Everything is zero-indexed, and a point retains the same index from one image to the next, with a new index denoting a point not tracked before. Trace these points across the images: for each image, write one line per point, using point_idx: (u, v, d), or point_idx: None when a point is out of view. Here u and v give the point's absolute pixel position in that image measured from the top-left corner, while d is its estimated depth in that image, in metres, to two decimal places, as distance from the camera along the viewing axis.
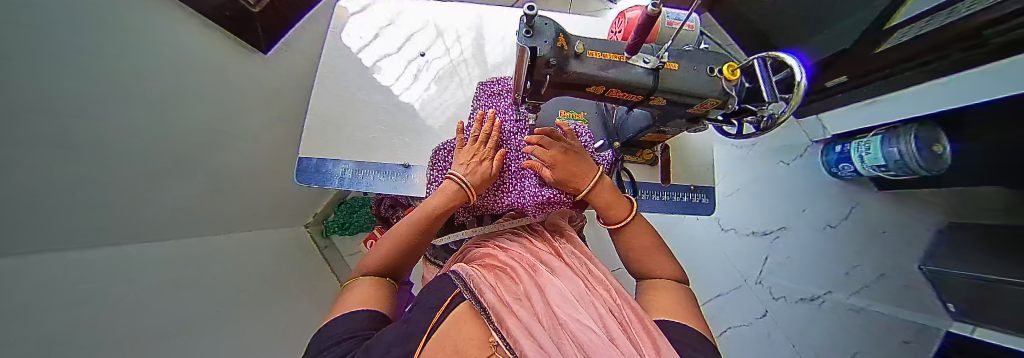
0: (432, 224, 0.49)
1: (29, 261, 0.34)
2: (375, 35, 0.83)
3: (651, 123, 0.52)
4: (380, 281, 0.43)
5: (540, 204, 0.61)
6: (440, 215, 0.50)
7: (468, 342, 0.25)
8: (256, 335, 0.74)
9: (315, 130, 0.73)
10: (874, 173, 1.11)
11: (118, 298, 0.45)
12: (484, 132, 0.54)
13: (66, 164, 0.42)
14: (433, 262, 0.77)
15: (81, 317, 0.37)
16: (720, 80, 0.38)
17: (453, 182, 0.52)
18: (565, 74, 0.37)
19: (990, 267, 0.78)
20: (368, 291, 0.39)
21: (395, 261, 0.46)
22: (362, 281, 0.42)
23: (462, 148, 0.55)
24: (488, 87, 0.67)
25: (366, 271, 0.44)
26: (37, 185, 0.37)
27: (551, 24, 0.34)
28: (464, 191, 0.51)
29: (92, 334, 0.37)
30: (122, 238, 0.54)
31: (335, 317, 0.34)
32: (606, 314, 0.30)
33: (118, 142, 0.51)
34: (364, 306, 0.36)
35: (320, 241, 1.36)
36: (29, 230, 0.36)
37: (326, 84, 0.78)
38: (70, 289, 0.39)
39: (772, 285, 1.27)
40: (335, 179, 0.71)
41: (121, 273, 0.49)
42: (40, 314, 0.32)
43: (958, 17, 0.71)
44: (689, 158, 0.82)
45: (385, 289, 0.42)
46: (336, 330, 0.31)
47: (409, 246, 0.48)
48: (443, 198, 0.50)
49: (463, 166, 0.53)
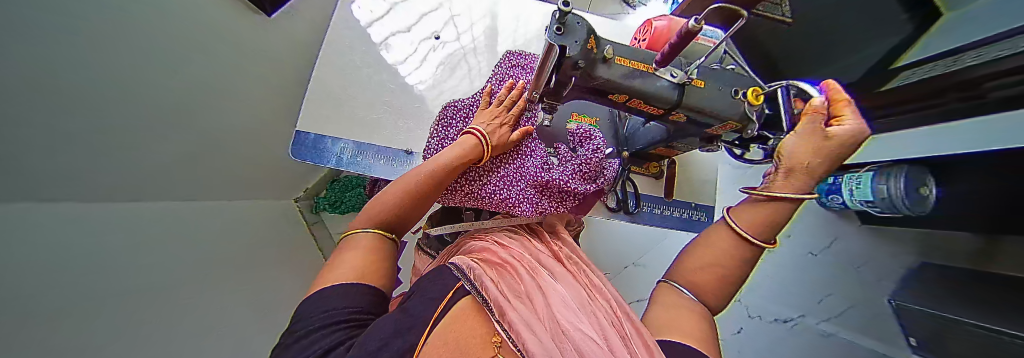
0: (443, 176, 0.47)
1: (5, 219, 0.33)
2: (388, 11, 0.79)
3: (665, 138, 0.52)
4: (382, 238, 0.42)
5: (540, 192, 0.57)
6: (452, 169, 0.47)
7: (468, 338, 0.24)
8: (234, 309, 0.72)
9: (316, 103, 0.70)
10: (861, 208, 1.15)
11: (72, 262, 0.40)
12: (512, 98, 0.54)
13: (28, 114, 0.37)
14: (425, 253, 0.76)
15: (38, 287, 0.33)
16: (743, 104, 0.37)
17: (472, 136, 0.51)
18: (592, 78, 0.36)
19: (956, 305, 0.81)
20: (369, 249, 0.38)
21: (400, 216, 0.45)
22: (365, 235, 0.41)
23: (485, 109, 0.55)
24: (512, 58, 0.68)
25: (369, 225, 0.43)
26: (15, 142, 0.36)
27: (584, 24, 0.33)
28: (483, 147, 0.50)
29: (47, 309, 0.33)
30: (92, 197, 0.51)
31: (325, 289, 0.32)
32: (609, 327, 0.30)
33: (88, 94, 0.46)
34: (361, 280, 0.34)
35: (309, 217, 1.33)
36: (10, 188, 0.35)
37: (331, 58, 0.74)
38: (67, 255, 0.40)
39: (750, 305, 1.47)
40: (333, 157, 0.68)
41: (97, 233, 0.48)
42: (20, 277, 0.32)
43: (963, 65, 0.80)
44: (692, 174, 0.82)
45: (383, 247, 0.42)
46: (324, 308, 0.28)
47: (418, 201, 0.47)
48: (459, 151, 0.48)
49: (484, 124, 0.52)
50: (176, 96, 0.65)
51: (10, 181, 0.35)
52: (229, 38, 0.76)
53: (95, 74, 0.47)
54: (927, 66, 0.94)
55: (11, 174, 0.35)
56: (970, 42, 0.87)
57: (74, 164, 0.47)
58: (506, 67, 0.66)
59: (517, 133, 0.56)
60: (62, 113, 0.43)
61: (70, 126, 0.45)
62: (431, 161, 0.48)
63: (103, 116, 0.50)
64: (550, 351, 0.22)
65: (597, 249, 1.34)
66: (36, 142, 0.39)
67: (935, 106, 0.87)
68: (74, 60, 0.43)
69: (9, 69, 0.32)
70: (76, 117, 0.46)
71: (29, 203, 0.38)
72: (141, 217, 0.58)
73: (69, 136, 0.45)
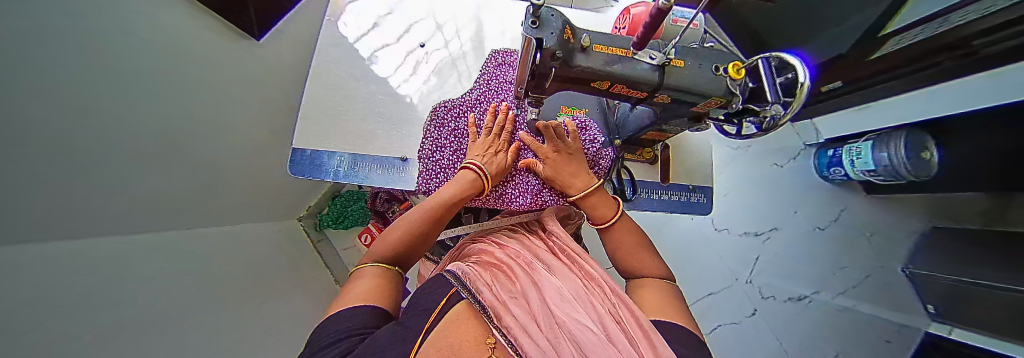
0: (446, 210, 0.50)
1: (7, 254, 0.33)
2: (373, 25, 0.81)
3: (653, 122, 0.53)
4: (388, 270, 0.41)
5: (534, 192, 0.60)
6: (455, 203, 0.50)
7: (462, 342, 0.25)
8: (243, 333, 0.72)
9: (311, 120, 0.71)
10: (863, 177, 1.16)
11: (80, 293, 0.41)
12: (499, 124, 0.57)
13: (37, 153, 0.39)
14: (429, 258, 0.76)
15: (42, 316, 0.34)
16: (725, 79, 0.38)
17: (471, 171, 0.53)
18: (571, 67, 0.37)
19: (982, 272, 0.83)
20: (373, 280, 0.38)
21: (406, 250, 0.45)
22: (371, 268, 0.40)
23: (476, 141, 0.57)
24: (499, 56, 0.69)
25: (372, 259, 0.42)
26: (19, 174, 0.36)
27: (558, 16, 0.33)
28: (482, 180, 0.53)
29: (56, 337, 0.34)
30: (104, 230, 0.53)
31: (339, 311, 0.32)
32: (604, 313, 0.31)
33: (98, 127, 0.48)
34: (366, 302, 0.33)
35: (313, 234, 1.35)
36: (15, 219, 0.36)
37: (324, 73, 0.75)
38: (64, 285, 0.40)
39: (762, 284, 1.31)
40: (330, 171, 0.68)
41: (95, 264, 0.47)
42: (21, 308, 0.31)
43: (926, 35, 0.81)
44: (688, 157, 0.82)
45: (389, 278, 0.40)
46: (340, 327, 0.28)
47: (420, 235, 0.47)
48: (457, 187, 0.51)
49: (480, 156, 0.54)
50: (176, 126, 0.67)
51: (10, 217, 0.35)
52: (222, 65, 0.78)
53: (102, 107, 0.49)
54: (913, 32, 0.86)
55: (11, 209, 0.35)
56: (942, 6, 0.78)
57: (83, 192, 0.48)
58: (489, 66, 0.68)
59: (512, 155, 0.57)
60: (67, 145, 0.44)
61: (74, 158, 0.46)
62: (432, 197, 0.50)
63: (111, 149, 0.52)
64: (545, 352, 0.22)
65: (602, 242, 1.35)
66: (40, 173, 0.40)
67: (925, 69, 0.85)
68: (84, 96, 0.45)
69: (17, 105, 0.34)
70: (86, 148, 0.47)
71: (30, 235, 0.38)
72: (141, 245, 0.59)
73: (77, 161, 0.46)
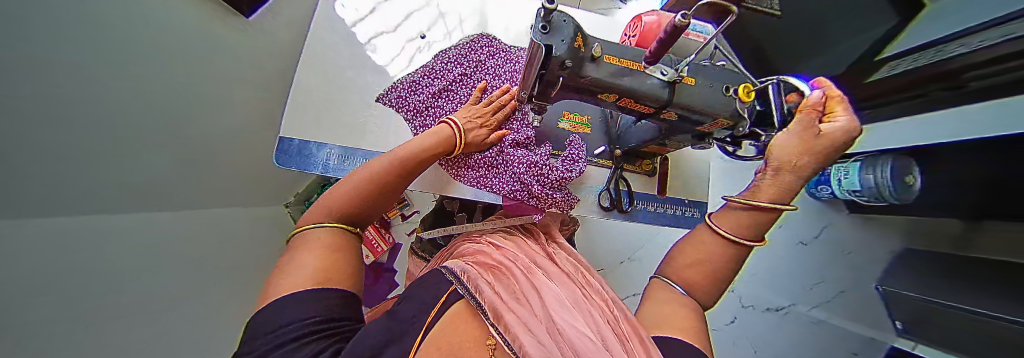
0: (418, 164, 0.45)
1: None
2: (371, 10, 0.77)
3: (656, 137, 0.52)
4: (345, 231, 0.34)
5: (489, 159, 0.62)
6: (426, 158, 0.47)
7: (460, 343, 0.23)
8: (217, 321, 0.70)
9: (299, 108, 0.68)
10: (848, 196, 1.18)
11: (32, 280, 0.39)
12: (502, 100, 0.57)
13: None
14: (420, 257, 0.74)
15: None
16: (735, 100, 0.38)
17: (448, 126, 0.52)
18: (579, 77, 0.36)
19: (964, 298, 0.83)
20: (331, 247, 0.30)
21: (367, 199, 0.38)
22: (321, 230, 0.32)
23: (467, 106, 0.57)
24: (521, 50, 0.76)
25: (324, 218, 0.34)
26: None
27: (570, 22, 0.32)
28: (457, 141, 0.52)
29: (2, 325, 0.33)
30: (64, 211, 0.50)
31: (287, 295, 0.22)
32: (603, 324, 0.31)
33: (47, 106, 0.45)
34: (320, 284, 0.24)
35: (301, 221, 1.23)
36: None
37: (316, 59, 0.71)
38: (60, 267, 0.44)
39: (743, 295, 1.44)
40: (319, 164, 0.66)
41: (88, 245, 0.51)
42: None
43: (943, 55, 0.83)
44: (685, 170, 0.82)
45: (348, 249, 0.32)
46: (293, 320, 0.20)
47: (388, 190, 0.41)
48: (438, 139, 0.49)
49: (463, 118, 0.54)
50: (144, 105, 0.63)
51: None
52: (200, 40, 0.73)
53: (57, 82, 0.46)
54: (911, 57, 0.96)
55: None
56: (942, 35, 0.89)
57: (45, 183, 0.47)
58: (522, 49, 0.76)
59: (494, 136, 0.58)
60: (41, 138, 0.45)
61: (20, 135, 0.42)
62: (405, 145, 0.45)
63: (73, 135, 0.51)
64: (548, 351, 0.21)
65: (594, 244, 1.37)
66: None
67: (924, 96, 0.90)
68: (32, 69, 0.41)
69: None
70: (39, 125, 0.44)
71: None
72: (100, 227, 0.55)
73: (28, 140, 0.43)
